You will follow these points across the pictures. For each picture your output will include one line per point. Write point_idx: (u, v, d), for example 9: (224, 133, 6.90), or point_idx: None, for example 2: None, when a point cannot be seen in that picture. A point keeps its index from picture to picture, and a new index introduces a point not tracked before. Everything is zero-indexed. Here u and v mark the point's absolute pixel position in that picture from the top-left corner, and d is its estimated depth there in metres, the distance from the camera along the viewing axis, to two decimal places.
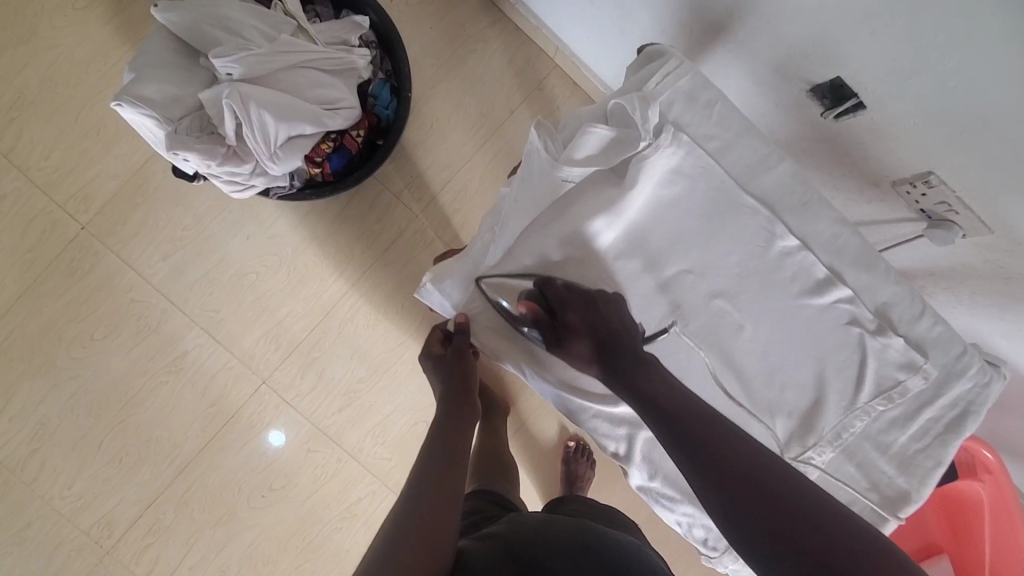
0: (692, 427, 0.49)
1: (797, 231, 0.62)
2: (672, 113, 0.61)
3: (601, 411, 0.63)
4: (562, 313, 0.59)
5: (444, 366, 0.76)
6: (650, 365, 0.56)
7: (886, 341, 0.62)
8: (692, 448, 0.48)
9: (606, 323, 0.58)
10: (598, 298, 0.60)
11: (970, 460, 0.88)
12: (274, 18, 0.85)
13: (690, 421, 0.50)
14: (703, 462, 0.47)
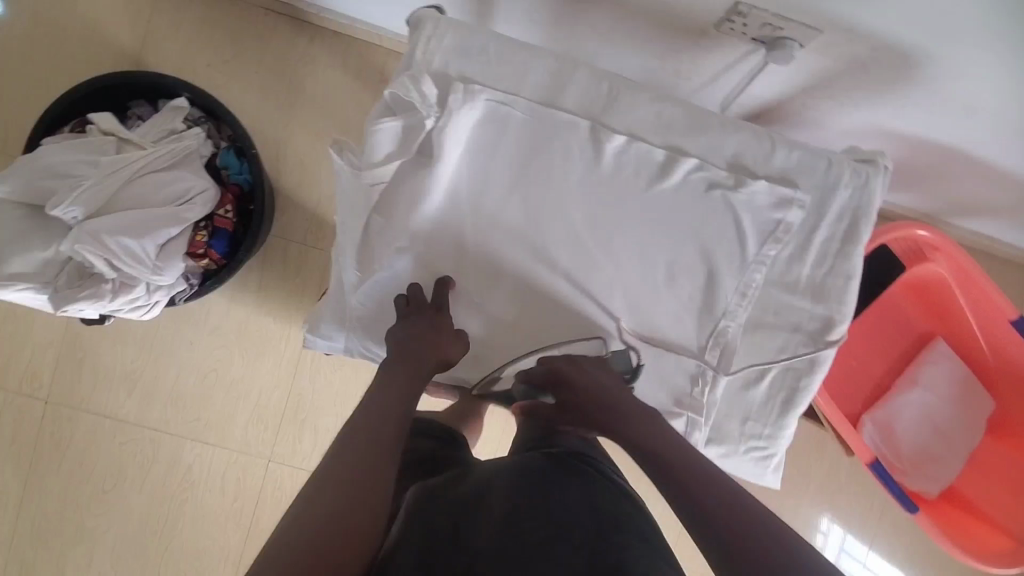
0: (678, 468, 0.50)
1: (621, 125, 0.60)
2: (451, 70, 0.58)
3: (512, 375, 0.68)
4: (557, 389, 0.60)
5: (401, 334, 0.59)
6: (637, 415, 0.56)
7: (749, 192, 0.61)
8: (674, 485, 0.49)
9: (589, 386, 0.58)
10: (566, 363, 0.60)
11: (916, 248, 0.87)
12: (93, 143, 0.86)
13: (677, 467, 0.50)
14: (690, 512, 0.47)
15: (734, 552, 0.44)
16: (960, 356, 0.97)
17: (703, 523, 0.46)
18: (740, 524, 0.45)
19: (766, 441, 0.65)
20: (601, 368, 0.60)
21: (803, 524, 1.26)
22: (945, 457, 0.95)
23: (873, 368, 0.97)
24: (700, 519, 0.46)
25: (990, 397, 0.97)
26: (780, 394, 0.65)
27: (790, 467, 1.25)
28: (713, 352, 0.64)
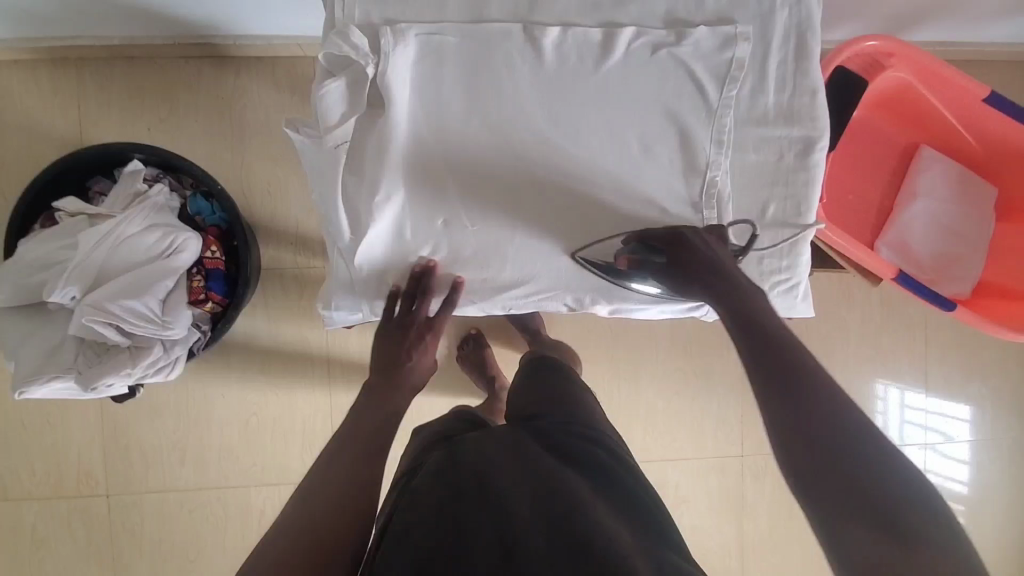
0: (786, 372, 0.50)
1: (551, 19, 0.61)
2: (375, 20, 0.59)
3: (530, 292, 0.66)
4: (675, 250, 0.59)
5: (385, 350, 0.69)
6: (742, 292, 0.55)
7: (693, 41, 0.62)
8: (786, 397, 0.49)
9: (708, 256, 0.58)
10: (693, 233, 0.59)
11: (872, 61, 0.86)
12: (68, 226, 0.87)
13: (783, 375, 0.50)
14: (787, 420, 0.48)
15: (824, 471, 0.45)
16: (949, 153, 0.99)
17: (799, 440, 0.47)
18: (823, 443, 0.46)
19: (786, 272, 0.66)
20: (721, 243, 0.60)
21: (854, 373, 1.28)
22: (965, 255, 0.98)
23: (871, 194, 0.99)
24: (794, 437, 0.48)
25: (990, 186, 0.99)
26: (786, 225, 0.65)
27: (825, 325, 1.26)
28: (711, 205, 0.65)
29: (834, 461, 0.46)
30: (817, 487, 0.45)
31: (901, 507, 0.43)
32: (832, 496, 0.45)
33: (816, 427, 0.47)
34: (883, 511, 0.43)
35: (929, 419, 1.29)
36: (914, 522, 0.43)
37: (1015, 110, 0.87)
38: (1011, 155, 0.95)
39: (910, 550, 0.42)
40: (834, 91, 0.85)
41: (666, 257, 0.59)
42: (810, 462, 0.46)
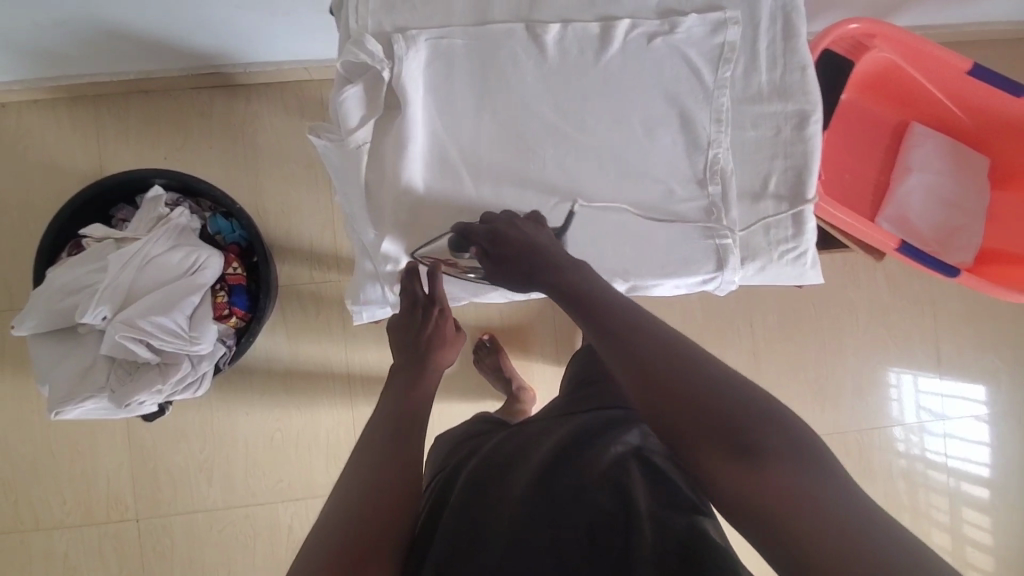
0: (618, 324, 0.54)
1: (551, 16, 0.65)
2: (387, 28, 0.63)
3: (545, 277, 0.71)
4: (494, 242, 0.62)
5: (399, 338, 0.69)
6: (575, 273, 0.59)
7: (686, 29, 0.65)
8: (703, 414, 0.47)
9: (531, 244, 0.61)
10: (518, 220, 0.63)
11: (856, 43, 0.90)
12: (95, 251, 0.90)
13: (623, 323, 0.53)
14: (624, 365, 0.51)
15: (667, 407, 0.48)
16: (938, 128, 1.02)
17: (641, 380, 0.50)
18: (663, 381, 0.49)
19: (793, 240, 0.68)
20: (539, 227, 0.63)
21: (865, 353, 1.30)
22: (965, 224, 1.00)
23: (867, 172, 1.02)
24: (635, 379, 0.50)
25: (983, 156, 1.02)
26: (789, 196, 0.68)
27: (833, 306, 1.29)
28: (715, 181, 0.68)
29: (677, 395, 0.48)
30: (670, 422, 0.48)
31: (751, 427, 0.45)
32: (681, 427, 0.48)
33: (661, 369, 0.49)
34: (728, 431, 0.46)
35: (945, 395, 1.31)
36: (772, 437, 0.45)
37: (1000, 80, 0.90)
38: (1001, 125, 0.98)
39: (760, 466, 0.44)
40: (822, 74, 0.88)
41: (494, 256, 0.62)
42: (653, 402, 0.49)
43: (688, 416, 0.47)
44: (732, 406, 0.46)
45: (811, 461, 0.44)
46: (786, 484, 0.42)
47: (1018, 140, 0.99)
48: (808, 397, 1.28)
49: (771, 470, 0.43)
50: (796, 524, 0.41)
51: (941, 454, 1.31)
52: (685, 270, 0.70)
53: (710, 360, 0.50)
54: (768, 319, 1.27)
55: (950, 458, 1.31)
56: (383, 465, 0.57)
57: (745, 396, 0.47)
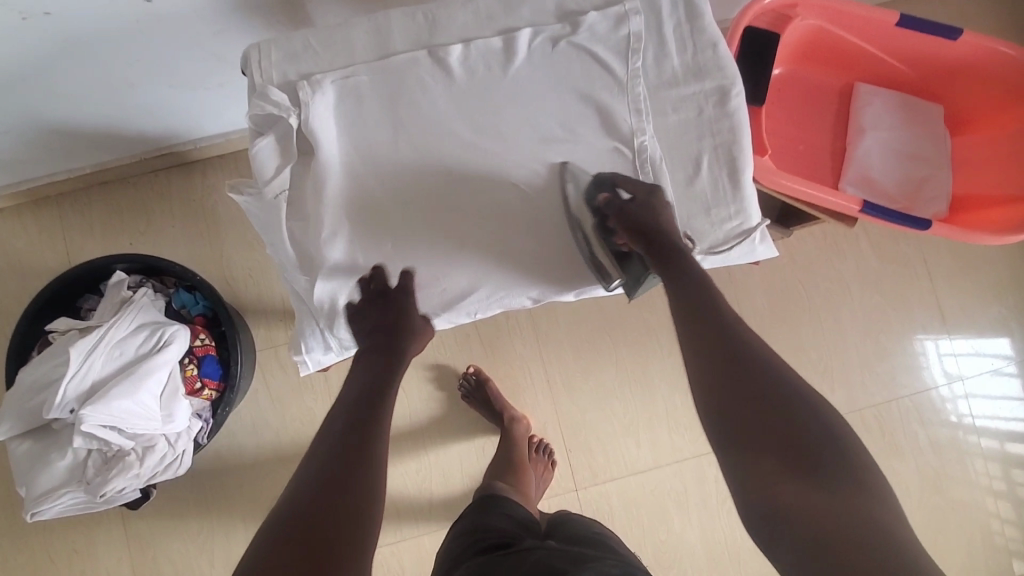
0: (708, 331, 0.58)
1: (451, 37, 0.65)
2: (291, 77, 0.63)
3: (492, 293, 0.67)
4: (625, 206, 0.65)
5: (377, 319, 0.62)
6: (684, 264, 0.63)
7: (587, 27, 0.65)
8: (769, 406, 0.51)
9: (662, 223, 0.64)
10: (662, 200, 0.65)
11: (778, 15, 0.89)
12: (61, 344, 0.91)
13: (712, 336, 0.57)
14: (703, 365, 0.56)
15: (738, 413, 0.52)
16: (885, 84, 1.01)
17: (720, 385, 0.54)
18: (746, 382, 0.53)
19: (736, 218, 0.66)
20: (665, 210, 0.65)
21: (865, 324, 1.25)
22: (930, 175, 0.98)
23: (820, 140, 1.01)
24: (714, 383, 0.54)
25: (935, 105, 1.00)
26: (723, 173, 0.66)
27: (821, 281, 1.25)
28: (646, 171, 0.66)
29: (757, 402, 0.52)
30: (735, 427, 0.52)
31: (822, 443, 0.48)
32: (746, 435, 0.51)
33: (738, 364, 0.54)
34: (796, 447, 0.48)
35: (959, 354, 1.25)
36: (847, 458, 0.47)
37: (932, 26, 0.89)
38: (947, 70, 0.96)
39: (822, 485, 0.46)
40: (750, 50, 0.87)
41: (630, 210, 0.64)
42: (729, 407, 0.52)
43: (762, 423, 0.50)
44: (804, 422, 0.49)
45: (870, 492, 0.45)
46: (834, 503, 0.44)
47: (970, 81, 0.96)
48: (814, 379, 1.23)
49: (830, 487, 0.45)
50: (850, 534, 0.42)
51: (967, 415, 1.24)
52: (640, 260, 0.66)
53: (795, 383, 0.52)
54: (756, 305, 1.24)
55: (976, 419, 1.24)
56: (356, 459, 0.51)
57: (822, 422, 0.50)
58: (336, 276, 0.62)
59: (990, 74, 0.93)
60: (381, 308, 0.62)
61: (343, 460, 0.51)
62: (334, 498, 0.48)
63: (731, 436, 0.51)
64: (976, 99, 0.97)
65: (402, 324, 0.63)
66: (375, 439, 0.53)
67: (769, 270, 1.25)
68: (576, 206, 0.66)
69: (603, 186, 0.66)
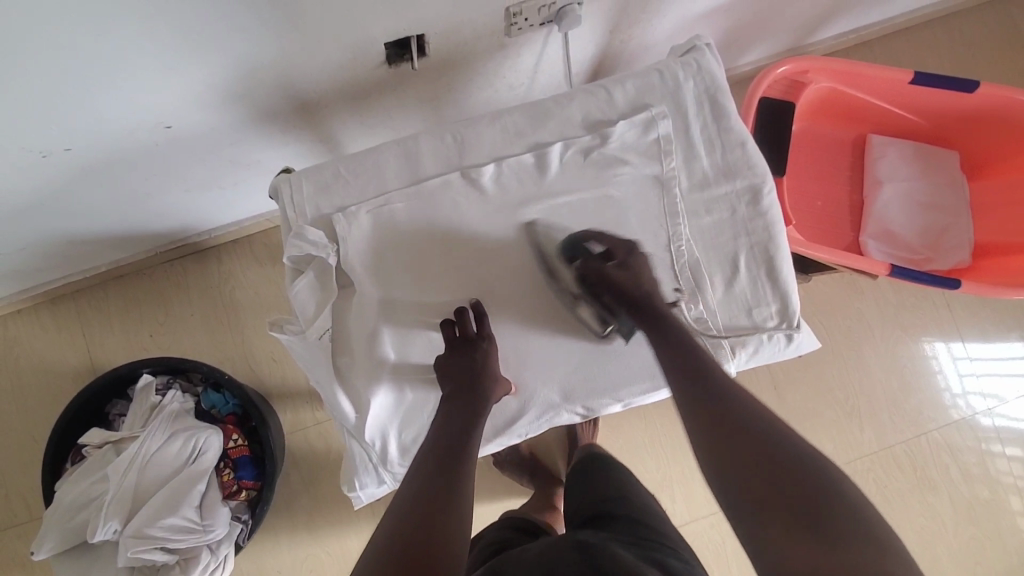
0: (692, 391, 0.56)
1: (482, 157, 0.65)
2: (325, 211, 0.64)
3: (538, 416, 0.65)
4: (618, 258, 0.64)
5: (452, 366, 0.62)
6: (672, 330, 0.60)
7: (617, 136, 0.65)
8: (774, 473, 0.48)
9: (642, 279, 0.64)
10: (628, 254, 0.65)
11: (790, 82, 0.89)
12: (97, 459, 0.90)
13: (699, 387, 0.55)
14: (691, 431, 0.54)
15: (744, 474, 0.50)
16: (897, 134, 1.01)
17: (723, 446, 0.52)
18: (740, 443, 0.51)
19: (779, 319, 0.66)
20: (647, 273, 0.64)
21: (888, 359, 1.25)
22: (950, 224, 0.98)
23: (837, 194, 1.01)
24: (715, 445, 0.52)
25: (950, 150, 1.00)
26: (761, 271, 0.66)
27: (841, 319, 1.25)
28: (685, 276, 0.66)
29: (752, 465, 0.49)
30: (732, 478, 0.50)
31: (825, 507, 0.45)
32: (751, 497, 0.48)
33: (733, 425, 0.52)
34: (802, 508, 0.46)
35: (983, 380, 1.25)
36: (858, 521, 0.45)
37: (946, 81, 0.89)
38: (960, 118, 0.96)
39: (834, 548, 0.43)
40: (765, 122, 0.88)
41: (608, 266, 0.64)
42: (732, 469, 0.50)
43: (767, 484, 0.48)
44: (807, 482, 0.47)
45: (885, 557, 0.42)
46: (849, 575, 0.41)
47: (983, 128, 0.96)
48: (842, 418, 1.23)
49: (839, 555, 0.42)
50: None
51: (983, 412, 1.25)
52: None
53: (790, 431, 0.51)
54: None
55: (1005, 446, 1.25)
56: (440, 508, 0.51)
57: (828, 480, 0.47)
58: (384, 411, 0.63)
59: (1003, 121, 0.94)
60: (463, 354, 0.62)
61: (428, 506, 0.51)
62: (422, 546, 0.47)
63: (739, 501, 0.49)
64: (989, 144, 0.98)
65: (480, 368, 0.62)
66: (458, 488, 0.53)
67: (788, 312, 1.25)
68: (556, 271, 0.66)
69: (579, 246, 0.65)
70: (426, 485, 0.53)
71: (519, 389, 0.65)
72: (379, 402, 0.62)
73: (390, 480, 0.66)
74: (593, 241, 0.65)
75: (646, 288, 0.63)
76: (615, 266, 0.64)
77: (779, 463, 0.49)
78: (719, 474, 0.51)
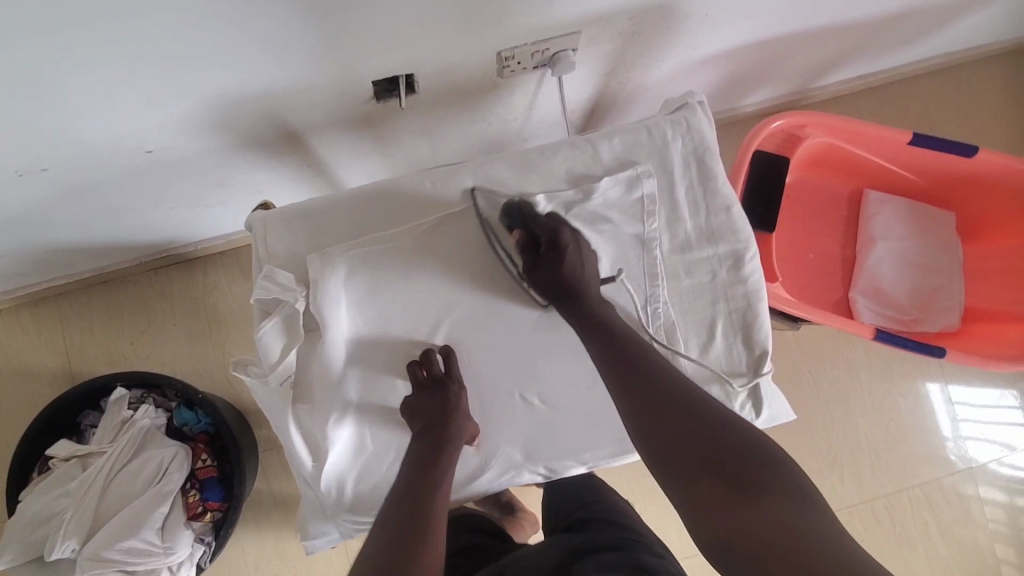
0: (621, 378, 0.56)
1: (464, 205, 0.64)
2: (298, 252, 0.63)
3: (501, 475, 0.65)
4: (548, 245, 0.62)
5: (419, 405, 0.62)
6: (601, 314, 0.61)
7: (601, 192, 0.64)
8: (711, 455, 0.49)
9: (575, 264, 0.62)
10: (569, 237, 0.63)
11: (786, 136, 0.88)
12: (62, 474, 0.90)
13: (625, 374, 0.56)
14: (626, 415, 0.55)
15: (672, 444, 0.51)
16: (894, 190, 1.00)
17: (653, 419, 0.53)
18: (674, 425, 0.52)
19: (752, 390, 0.65)
20: (580, 254, 0.63)
21: (874, 411, 1.23)
22: (941, 285, 0.97)
23: (829, 248, 0.99)
24: (644, 418, 0.53)
25: (946, 211, 0.99)
26: (737, 338, 0.65)
27: (829, 368, 1.23)
28: (661, 339, 0.65)
29: (688, 449, 0.50)
30: (669, 464, 0.51)
31: (760, 479, 0.47)
32: (681, 465, 0.50)
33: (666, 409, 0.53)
34: (728, 470, 0.48)
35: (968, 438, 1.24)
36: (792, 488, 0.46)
37: (945, 145, 0.88)
38: (958, 180, 0.95)
39: (755, 506, 0.45)
40: (756, 176, 0.87)
41: (541, 257, 0.62)
42: (661, 439, 0.52)
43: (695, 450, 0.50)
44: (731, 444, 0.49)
45: (803, 505, 0.45)
46: (773, 520, 0.44)
47: (981, 191, 0.95)
48: (823, 469, 1.21)
49: (762, 506, 0.45)
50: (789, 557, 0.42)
51: (967, 468, 1.23)
52: None
53: (720, 411, 0.52)
54: None
55: (988, 506, 1.23)
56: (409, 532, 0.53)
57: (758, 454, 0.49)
58: (343, 460, 0.62)
59: (1002, 187, 0.92)
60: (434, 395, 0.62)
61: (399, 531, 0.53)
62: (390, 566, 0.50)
63: (669, 470, 0.50)
64: (986, 208, 0.96)
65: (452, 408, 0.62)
66: (430, 514, 0.55)
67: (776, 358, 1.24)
68: (501, 241, 0.64)
69: (513, 221, 0.62)
70: (395, 522, 0.54)
71: (482, 446, 0.65)
72: (339, 449, 0.62)
73: (347, 528, 0.65)
74: (525, 223, 0.62)
75: (583, 277, 0.62)
76: (545, 259, 0.62)
77: (716, 445, 0.50)
78: (651, 447, 0.52)
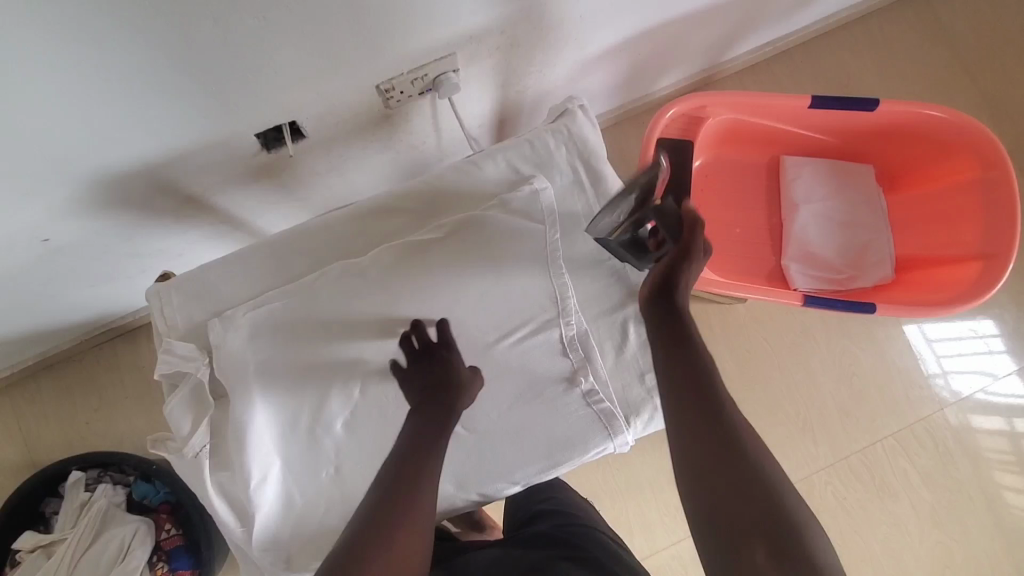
0: (681, 396, 0.50)
1: (361, 245, 0.65)
2: (200, 318, 0.62)
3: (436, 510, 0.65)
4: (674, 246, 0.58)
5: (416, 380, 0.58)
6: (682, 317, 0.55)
7: (492, 213, 0.64)
8: (750, 512, 0.45)
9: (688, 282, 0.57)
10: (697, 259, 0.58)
11: (687, 119, 0.90)
12: (26, 566, 0.89)
13: (687, 389, 0.51)
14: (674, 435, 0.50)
15: (731, 502, 0.46)
16: (810, 154, 1.01)
17: (715, 471, 0.47)
18: (720, 466, 0.47)
19: None
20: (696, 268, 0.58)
21: (837, 368, 1.24)
22: (872, 239, 0.96)
23: (755, 219, 1.00)
24: (705, 466, 0.47)
25: (864, 165, 1.00)
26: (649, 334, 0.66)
27: (785, 332, 1.24)
28: (575, 348, 0.65)
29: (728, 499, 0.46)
30: (706, 501, 0.47)
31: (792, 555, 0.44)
32: (726, 522, 0.46)
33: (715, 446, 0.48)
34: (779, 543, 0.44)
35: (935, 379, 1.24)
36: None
37: (845, 103, 0.89)
38: (868, 135, 0.96)
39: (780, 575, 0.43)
40: (664, 165, 0.89)
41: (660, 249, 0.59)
42: (720, 493, 0.46)
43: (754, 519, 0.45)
44: (797, 534, 0.44)
45: None
46: None
47: (891, 142, 0.96)
48: (795, 433, 1.22)
49: None
50: None
51: (936, 410, 1.24)
52: (582, 450, 0.65)
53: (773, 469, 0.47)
54: (726, 370, 1.23)
55: (965, 445, 1.23)
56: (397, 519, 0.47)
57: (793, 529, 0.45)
58: (272, 520, 0.61)
59: (910, 135, 0.93)
60: (425, 368, 0.58)
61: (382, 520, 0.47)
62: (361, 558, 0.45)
63: (719, 529, 0.46)
64: (899, 157, 0.97)
65: (445, 375, 0.58)
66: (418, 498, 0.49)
67: (733, 332, 1.24)
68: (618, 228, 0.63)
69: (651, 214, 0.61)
70: (377, 503, 0.48)
71: None
72: (267, 510, 0.61)
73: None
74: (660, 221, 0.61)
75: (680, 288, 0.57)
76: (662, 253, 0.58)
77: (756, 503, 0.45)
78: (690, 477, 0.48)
